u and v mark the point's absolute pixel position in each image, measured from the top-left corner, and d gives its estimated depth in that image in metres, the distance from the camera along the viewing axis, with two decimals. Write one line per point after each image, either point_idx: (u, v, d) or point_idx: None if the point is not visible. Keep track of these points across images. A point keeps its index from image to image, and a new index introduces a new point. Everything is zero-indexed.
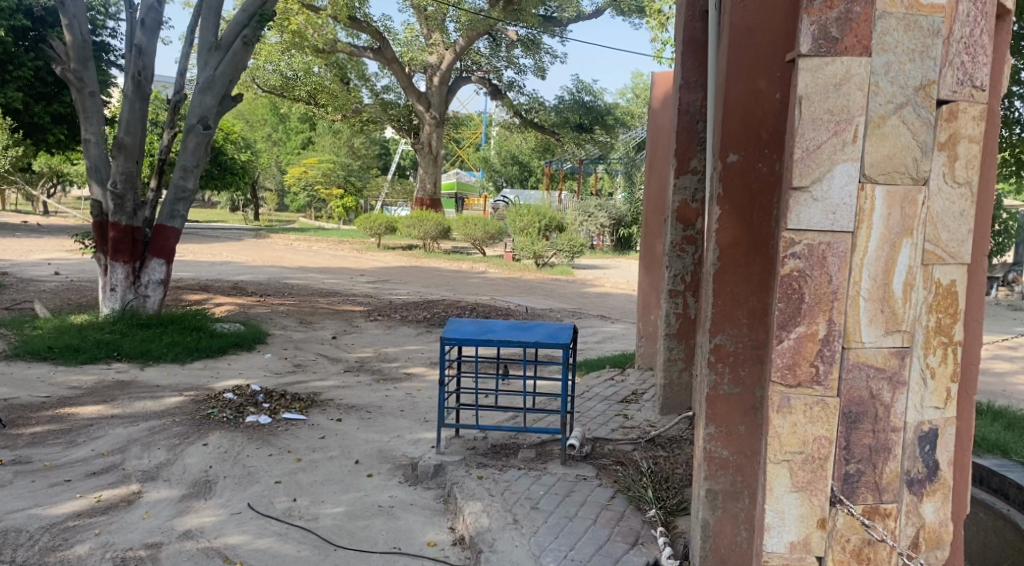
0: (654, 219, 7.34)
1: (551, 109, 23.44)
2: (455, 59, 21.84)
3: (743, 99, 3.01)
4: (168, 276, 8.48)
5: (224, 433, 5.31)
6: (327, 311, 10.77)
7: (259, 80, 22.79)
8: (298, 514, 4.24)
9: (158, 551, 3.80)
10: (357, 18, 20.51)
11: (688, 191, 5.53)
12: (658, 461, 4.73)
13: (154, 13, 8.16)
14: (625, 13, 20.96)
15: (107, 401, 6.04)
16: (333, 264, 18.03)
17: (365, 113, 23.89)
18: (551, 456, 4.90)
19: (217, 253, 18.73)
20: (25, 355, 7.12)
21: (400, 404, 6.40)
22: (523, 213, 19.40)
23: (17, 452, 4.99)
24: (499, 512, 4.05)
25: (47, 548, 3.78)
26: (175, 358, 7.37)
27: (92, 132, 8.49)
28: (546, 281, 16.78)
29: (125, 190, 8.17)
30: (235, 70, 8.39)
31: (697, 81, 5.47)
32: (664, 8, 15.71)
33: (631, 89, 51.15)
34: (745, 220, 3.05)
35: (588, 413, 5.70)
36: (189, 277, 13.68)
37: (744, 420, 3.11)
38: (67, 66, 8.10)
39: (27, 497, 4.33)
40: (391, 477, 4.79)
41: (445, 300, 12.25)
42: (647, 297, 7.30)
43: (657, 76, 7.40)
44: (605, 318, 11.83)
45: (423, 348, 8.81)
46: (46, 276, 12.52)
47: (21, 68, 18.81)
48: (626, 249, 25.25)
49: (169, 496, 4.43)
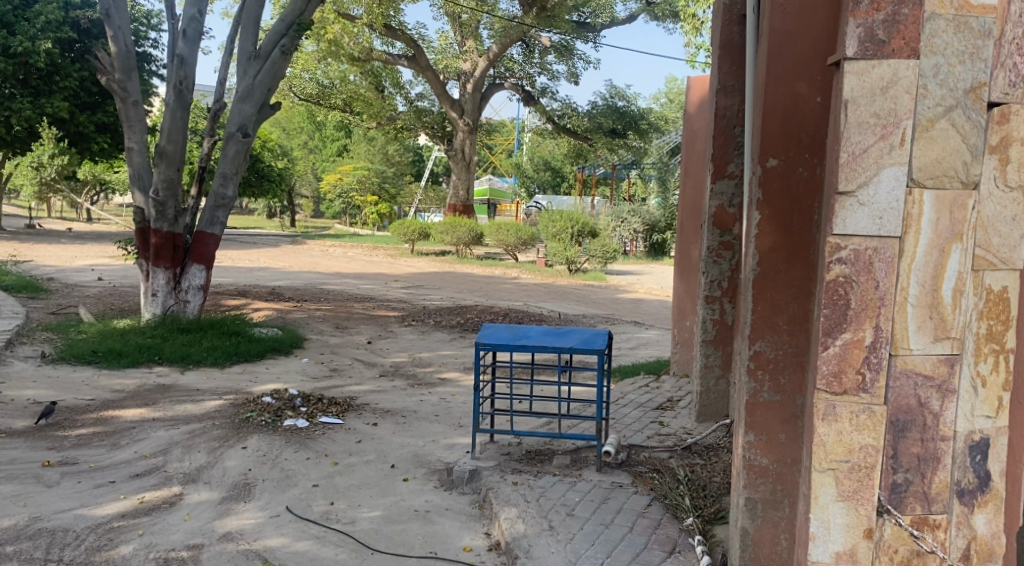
0: (690, 224, 7.30)
1: (584, 114, 23.47)
2: (488, 67, 21.93)
3: (783, 103, 3.02)
4: (208, 282, 8.61)
5: (263, 436, 5.37)
6: (362, 317, 10.86)
7: (296, 89, 23.23)
8: (335, 517, 4.28)
9: (199, 552, 3.86)
10: (392, 26, 20.78)
11: (725, 197, 5.47)
12: (695, 469, 4.70)
13: (195, 24, 8.29)
14: (658, 19, 20.92)
15: (148, 405, 6.15)
16: (367, 270, 18.19)
17: (399, 121, 24.07)
18: (586, 462, 4.86)
19: (254, 259, 19.02)
20: (70, 359, 7.30)
21: (435, 409, 6.42)
22: (555, 219, 19.38)
23: (64, 453, 5.11)
24: (535, 518, 4.05)
25: (92, 548, 3.85)
26: (215, 362, 7.50)
27: (135, 141, 8.61)
28: (579, 287, 16.73)
29: (166, 197, 8.30)
30: (274, 79, 8.50)
31: (732, 86, 5.45)
32: (698, 12, 15.75)
33: (665, 95, 51.26)
34: (786, 226, 3.06)
35: (623, 420, 5.68)
36: (228, 283, 13.87)
37: (784, 429, 3.11)
38: (111, 76, 8.27)
39: (73, 498, 4.43)
40: (426, 482, 4.80)
41: (479, 305, 12.29)
42: (682, 303, 7.22)
43: (692, 80, 7.36)
44: (639, 324, 11.77)
45: (457, 353, 8.82)
46: (89, 282, 12.77)
47: (67, 79, 19.68)
48: (659, 254, 25.03)
49: (210, 498, 4.50)
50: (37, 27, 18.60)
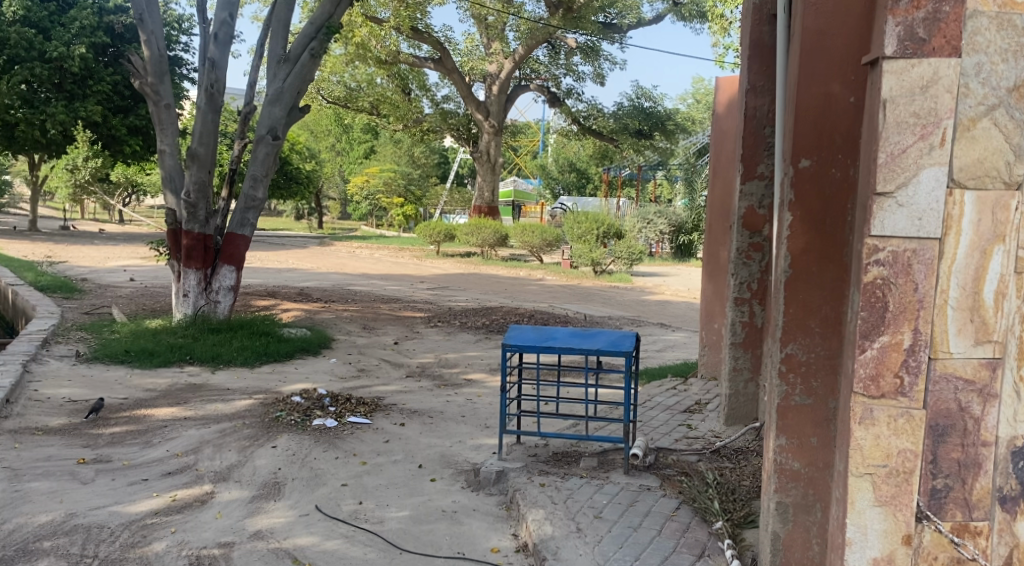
0: (718, 225, 7.24)
1: (609, 116, 23.38)
2: (514, 68, 21.95)
3: (816, 103, 3.03)
4: (238, 283, 8.70)
5: (292, 436, 5.42)
6: (388, 317, 10.91)
7: (324, 92, 23.43)
8: (364, 517, 4.30)
9: (231, 550, 3.90)
10: (419, 29, 20.87)
11: (754, 197, 5.42)
12: (724, 472, 4.66)
13: (226, 28, 8.44)
14: (686, 19, 20.80)
15: (180, 404, 6.23)
16: (393, 271, 18.30)
17: (426, 123, 24.20)
18: (613, 465, 4.84)
19: (282, 260, 19.24)
20: (103, 358, 7.42)
21: (461, 410, 6.43)
22: (581, 220, 19.36)
23: (98, 451, 5.19)
24: (562, 520, 4.04)
25: (127, 544, 3.90)
26: (244, 362, 7.57)
27: (166, 143, 8.72)
28: (605, 288, 16.69)
29: (198, 199, 8.39)
30: (303, 81, 8.57)
31: (762, 85, 5.39)
32: (726, 13, 15.67)
33: (691, 95, 50.97)
34: (818, 227, 3.07)
35: (650, 423, 5.65)
36: (257, 284, 14.03)
37: (816, 432, 3.12)
38: (145, 80, 8.37)
39: (107, 495, 4.49)
40: (453, 482, 4.81)
41: (504, 307, 12.31)
42: (710, 305, 7.17)
43: (721, 80, 7.31)
44: (666, 326, 11.70)
45: (483, 354, 8.84)
46: (122, 283, 12.96)
47: (100, 83, 20.06)
48: (685, 256, 24.87)
49: (240, 497, 4.54)
50: (72, 32, 19.18)
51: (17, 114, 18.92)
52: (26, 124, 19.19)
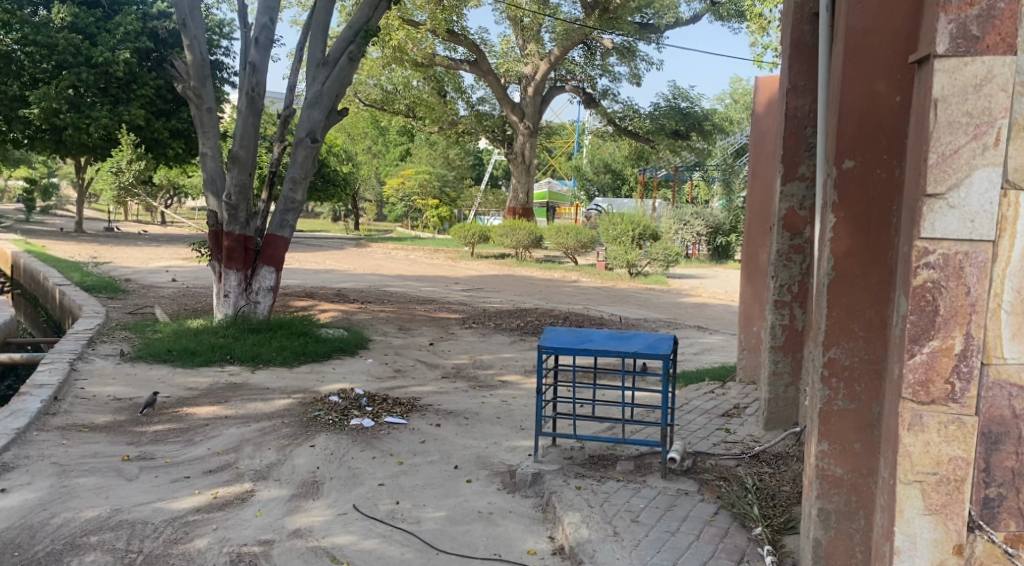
0: (757, 227, 7.17)
1: (646, 116, 23.23)
2: (550, 70, 21.92)
3: (860, 102, 3.03)
4: (277, 283, 8.81)
5: (330, 435, 5.47)
6: (424, 318, 10.98)
7: (361, 95, 23.66)
8: (400, 517, 4.32)
9: (270, 548, 3.95)
10: (454, 31, 20.94)
11: (795, 198, 5.34)
12: (764, 477, 4.60)
13: (267, 31, 8.50)
14: (724, 19, 20.58)
15: (221, 403, 6.34)
16: (429, 272, 18.39)
17: (461, 125, 24.33)
18: (650, 469, 4.80)
19: (320, 261, 19.46)
20: (147, 357, 7.57)
21: (496, 411, 6.44)
22: (617, 221, 19.27)
23: (141, 448, 5.29)
24: (599, 523, 4.02)
25: (170, 540, 3.98)
26: (283, 362, 7.67)
27: (208, 146, 8.86)
28: (640, 291, 16.59)
29: (239, 201, 8.49)
30: (341, 84, 8.65)
31: (803, 85, 5.31)
32: (764, 12, 15.51)
33: (729, 96, 50.53)
34: (861, 230, 3.08)
35: (688, 426, 5.60)
36: (295, 285, 14.22)
37: (859, 437, 3.12)
38: (187, 84, 8.51)
39: (151, 491, 4.58)
40: (489, 483, 4.82)
41: (539, 309, 12.29)
42: (749, 308, 7.12)
43: (760, 80, 7.20)
44: (703, 329, 11.60)
45: (518, 355, 8.84)
46: (165, 283, 13.22)
47: (143, 87, 20.48)
48: (722, 258, 24.64)
49: (280, 495, 4.59)
50: (117, 38, 19.63)
51: (64, 118, 19.31)
52: (73, 128, 19.59)
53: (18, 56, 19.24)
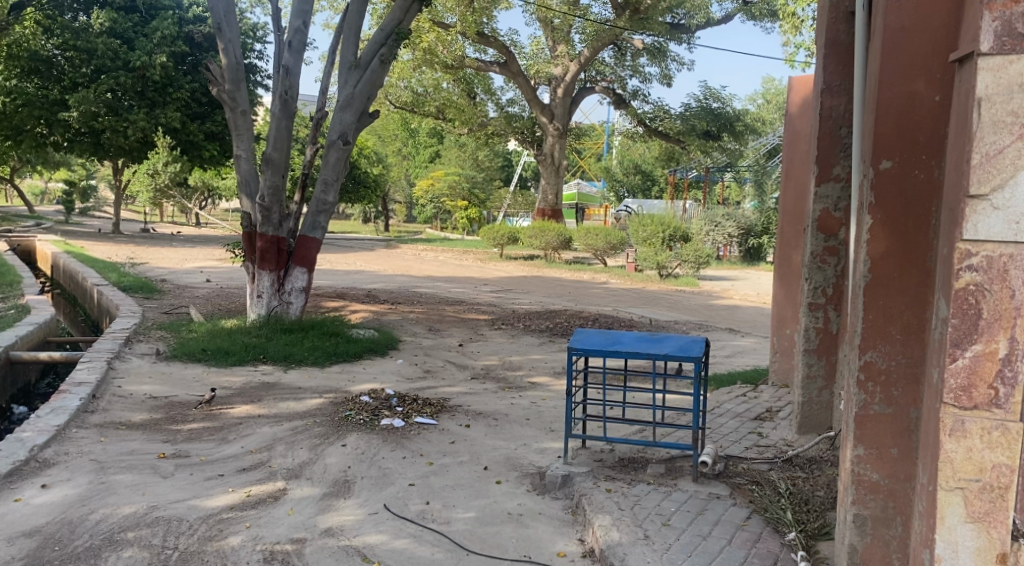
0: (791, 229, 7.08)
1: (676, 117, 23.04)
2: (580, 70, 21.85)
3: (898, 101, 3.00)
4: (309, 284, 8.90)
5: (361, 435, 5.50)
6: (453, 319, 11.02)
7: (392, 97, 23.78)
8: (431, 517, 4.34)
9: (303, 546, 3.98)
10: (484, 33, 20.95)
11: (830, 200, 5.27)
12: (797, 482, 4.54)
13: (300, 35, 8.57)
14: (756, 18, 20.37)
15: (254, 402, 6.41)
16: (458, 274, 18.43)
17: (490, 127, 24.39)
18: (682, 472, 4.76)
19: (350, 262, 19.60)
20: (182, 356, 7.68)
21: (526, 413, 6.44)
22: (646, 222, 19.17)
23: (176, 446, 5.37)
24: (630, 526, 4.00)
25: (205, 537, 4.03)
26: (315, 362, 7.74)
27: (242, 149, 8.95)
28: (671, 292, 16.46)
29: (272, 203, 8.57)
30: (373, 87, 8.71)
31: (839, 85, 5.24)
32: (798, 11, 15.32)
33: (761, 96, 50.03)
34: (899, 231, 3.04)
35: (720, 430, 5.55)
36: (327, 285, 14.34)
37: (896, 442, 3.08)
38: (222, 87, 8.59)
39: (186, 489, 4.65)
40: (519, 485, 4.81)
41: (568, 310, 12.24)
42: (782, 310, 7.04)
43: (794, 80, 7.10)
44: (735, 331, 11.48)
45: (547, 357, 8.82)
46: (199, 283, 13.43)
47: (179, 90, 20.83)
48: (754, 260, 24.37)
49: (312, 494, 4.63)
50: (154, 42, 19.98)
51: (103, 121, 19.69)
52: (111, 130, 20.00)
53: (59, 60, 19.90)
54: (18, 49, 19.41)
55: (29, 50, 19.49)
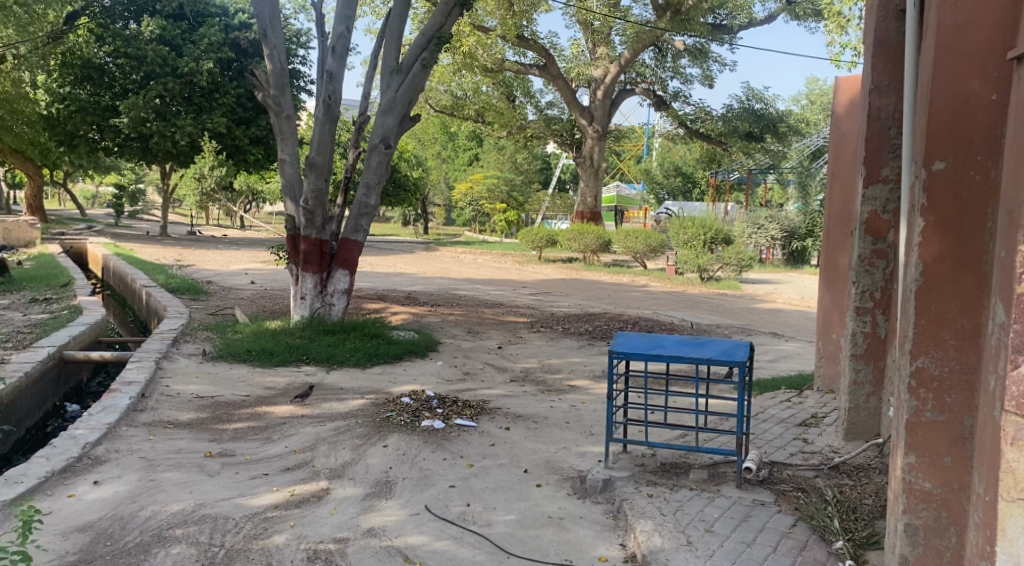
0: (837, 232, 6.95)
1: (718, 118, 22.70)
2: (620, 72, 21.79)
3: (953, 101, 2.99)
4: (351, 286, 8.99)
5: (402, 436, 5.54)
6: (492, 322, 11.03)
7: (431, 101, 23.89)
8: (471, 519, 4.34)
9: (346, 546, 4.02)
10: (524, 36, 21.04)
11: (878, 202, 5.15)
12: (844, 490, 4.45)
13: (343, 40, 8.67)
14: (799, 18, 20.07)
15: (298, 402, 6.49)
16: (497, 276, 18.46)
17: (529, 130, 24.46)
18: (725, 478, 4.69)
19: (390, 265, 19.76)
20: (227, 357, 7.81)
21: (566, 416, 6.42)
22: (687, 225, 19.04)
23: (222, 445, 5.46)
24: (672, 532, 3.96)
25: (250, 535, 4.09)
26: (356, 363, 7.81)
27: (287, 153, 9.07)
28: (713, 295, 16.30)
29: (315, 206, 8.68)
30: (415, 91, 8.77)
31: (887, 85, 5.13)
32: (843, 10, 15.07)
33: (805, 96, 49.32)
34: (952, 234, 3.00)
35: (764, 436, 5.47)
36: (368, 288, 14.46)
37: (950, 451, 3.03)
38: (267, 92, 8.72)
39: (232, 487, 4.72)
40: (559, 488, 4.79)
41: (608, 313, 12.19)
42: (828, 314, 6.92)
43: (840, 81, 6.97)
44: (778, 335, 11.30)
45: (586, 360, 8.78)
46: (244, 285, 13.64)
47: (225, 96, 21.25)
48: (798, 263, 24.00)
49: (354, 494, 4.67)
50: (201, 48, 20.45)
51: (151, 126, 20.11)
52: (159, 135, 20.40)
53: (110, 68, 20.55)
54: (72, 57, 20.09)
55: (82, 57, 20.11)
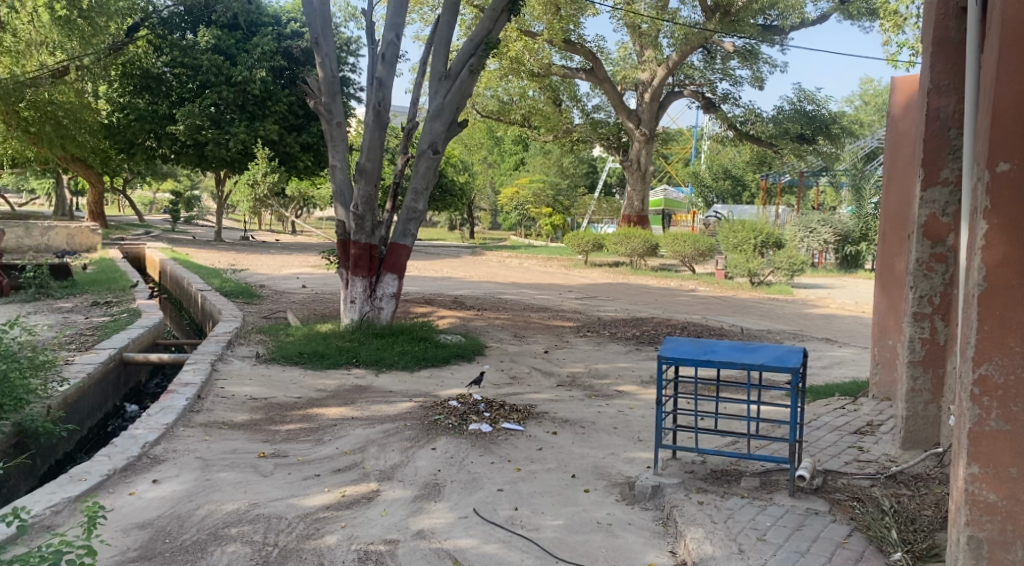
0: (894, 235, 6.76)
1: (769, 120, 22.28)
2: (667, 75, 21.63)
3: (1018, 102, 3.02)
4: (400, 290, 9.08)
5: (450, 438, 5.58)
6: (539, 326, 11.03)
7: (478, 106, 23.96)
8: (520, 523, 4.34)
9: (396, 547, 4.06)
10: (571, 40, 21.03)
11: (937, 204, 4.99)
12: (902, 500, 4.33)
13: (393, 47, 8.76)
14: (853, 18, 19.67)
15: (348, 405, 6.58)
16: (543, 280, 18.47)
17: (575, 133, 24.40)
18: (777, 486, 4.61)
19: (437, 269, 19.89)
20: (280, 359, 7.96)
21: (613, 422, 6.38)
22: (736, 230, 18.98)
23: (276, 446, 5.57)
24: (723, 540, 3.91)
25: (303, 535, 4.15)
26: (405, 366, 7.89)
27: (337, 159, 9.20)
28: (763, 301, 16.03)
29: (365, 211, 8.79)
30: (462, 97, 8.82)
31: (947, 85, 5.00)
32: (900, 8, 14.70)
33: (858, 97, 48.34)
34: (1017, 237, 3.01)
35: (818, 444, 5.36)
36: (416, 292, 14.58)
37: (1015, 462, 3.02)
38: (319, 99, 8.86)
39: (284, 488, 4.81)
40: (608, 494, 4.76)
41: (655, 318, 12.08)
42: (885, 320, 6.75)
43: (898, 80, 6.79)
44: (831, 341, 11.05)
45: (634, 365, 8.72)
46: (295, 289, 13.88)
47: (278, 104, 21.67)
48: (851, 267, 23.46)
49: (404, 496, 4.71)
50: (254, 57, 20.92)
51: (206, 134, 20.76)
52: (214, 143, 20.98)
53: (168, 77, 21.21)
54: (132, 67, 20.84)
55: (142, 68, 20.89)
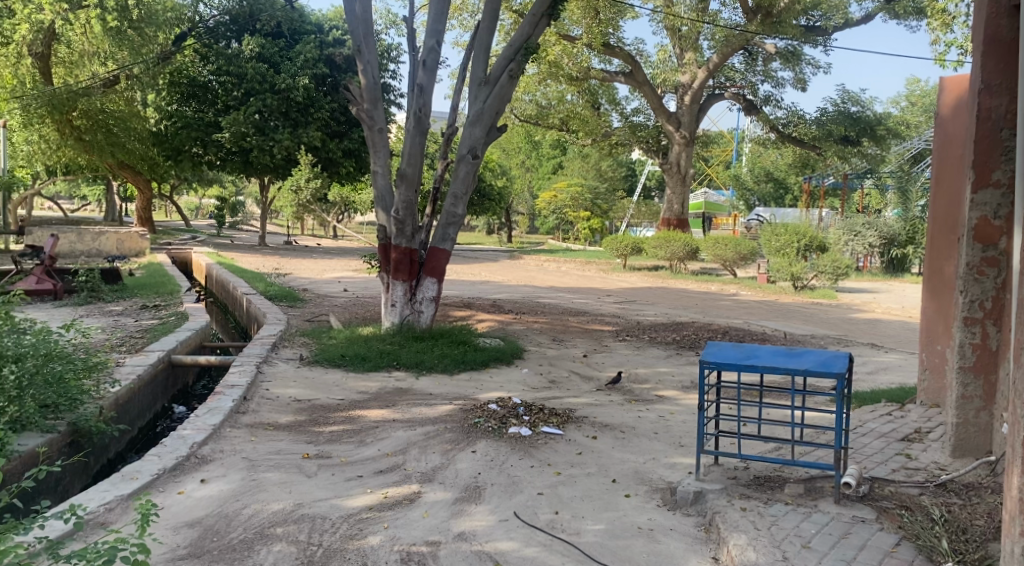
0: (942, 238, 6.63)
1: (812, 121, 22.10)
2: (708, 77, 21.50)
3: None
4: (440, 293, 9.15)
5: (490, 442, 5.60)
6: (578, 330, 11.00)
7: (517, 111, 24.09)
8: (560, 527, 4.34)
9: (437, 549, 4.09)
10: (610, 43, 20.97)
11: (989, 207, 4.88)
12: (952, 509, 4.23)
13: (434, 54, 8.83)
14: (900, 17, 19.30)
15: (389, 407, 6.64)
16: (582, 284, 18.40)
17: (614, 137, 24.36)
18: (822, 493, 4.54)
19: (476, 273, 19.96)
20: (323, 361, 8.08)
21: (653, 426, 6.34)
22: (780, 233, 18.75)
23: (319, 447, 5.65)
24: (767, 547, 3.87)
25: (346, 535, 4.21)
26: (444, 369, 7.95)
27: (379, 164, 9.31)
28: (806, 305, 15.78)
29: (405, 216, 8.86)
30: (502, 102, 8.86)
31: (998, 84, 4.88)
32: (949, 6, 14.38)
33: (904, 97, 47.39)
34: None
35: (863, 451, 5.26)
36: (455, 296, 14.65)
37: None
38: (361, 106, 8.96)
39: (329, 488, 4.88)
40: (649, 499, 4.74)
41: (696, 322, 11.96)
42: (932, 325, 6.62)
43: (946, 80, 6.64)
44: (877, 347, 10.82)
45: (674, 370, 8.66)
46: (337, 293, 14.05)
47: (320, 111, 21.97)
48: (898, 271, 22.94)
49: (445, 498, 4.75)
50: (298, 65, 21.32)
51: (250, 140, 21.02)
52: (258, 149, 21.22)
53: (213, 85, 21.58)
54: (179, 76, 21.19)
55: (189, 76, 21.27)
